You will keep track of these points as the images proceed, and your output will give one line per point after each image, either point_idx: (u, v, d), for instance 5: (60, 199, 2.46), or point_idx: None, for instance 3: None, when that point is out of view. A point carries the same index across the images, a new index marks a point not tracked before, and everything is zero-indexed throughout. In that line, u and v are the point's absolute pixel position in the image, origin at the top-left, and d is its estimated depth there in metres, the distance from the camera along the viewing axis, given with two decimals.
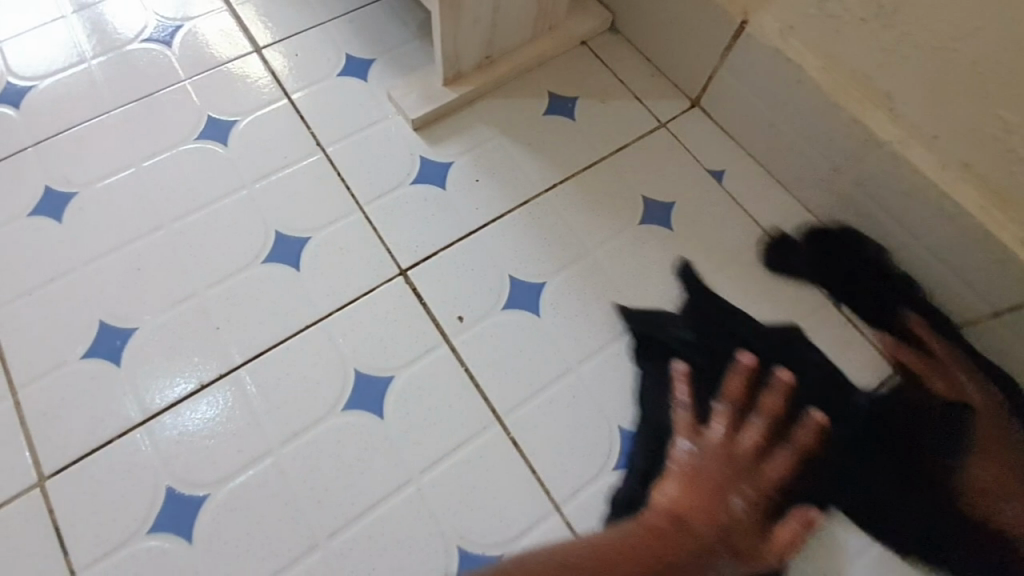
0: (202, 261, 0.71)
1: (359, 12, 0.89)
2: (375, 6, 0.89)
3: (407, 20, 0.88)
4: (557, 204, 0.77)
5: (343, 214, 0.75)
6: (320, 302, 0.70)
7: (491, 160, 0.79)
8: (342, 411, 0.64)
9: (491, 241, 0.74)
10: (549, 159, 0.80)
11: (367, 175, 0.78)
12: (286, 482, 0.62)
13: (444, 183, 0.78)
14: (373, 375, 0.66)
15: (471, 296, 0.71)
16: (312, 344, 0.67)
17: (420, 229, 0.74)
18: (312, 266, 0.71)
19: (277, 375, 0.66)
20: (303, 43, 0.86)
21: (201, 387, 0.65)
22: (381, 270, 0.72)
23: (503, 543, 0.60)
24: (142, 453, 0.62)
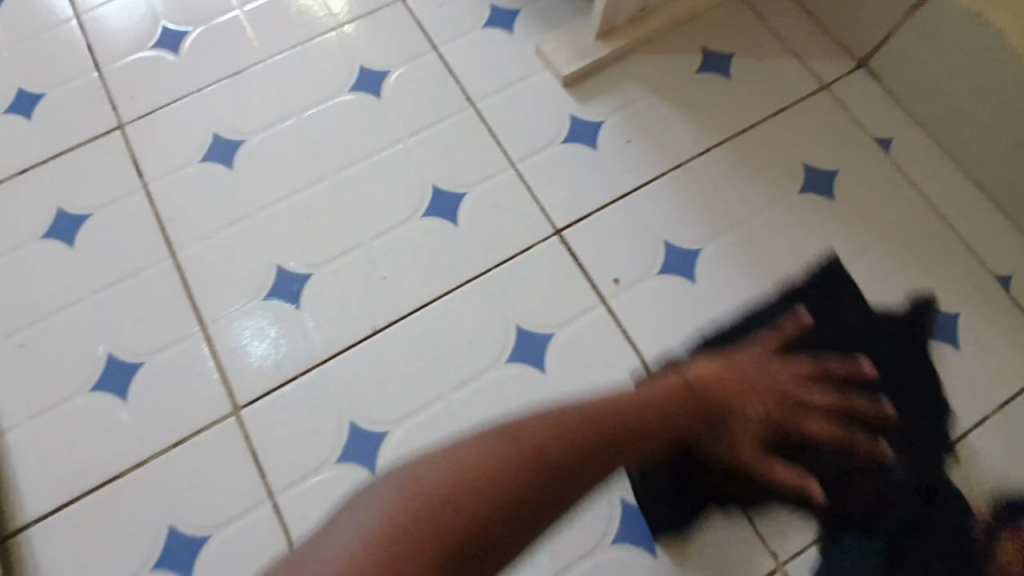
0: (364, 213, 0.74)
1: None
2: None
3: None
4: (712, 169, 0.75)
5: (497, 172, 0.75)
6: (478, 258, 0.71)
7: (643, 120, 0.77)
8: (506, 363, 0.67)
9: (646, 204, 0.74)
10: (703, 120, 0.77)
11: (518, 132, 0.77)
12: (457, 425, 0.66)
13: (595, 142, 0.77)
14: (534, 331, 0.69)
15: (627, 260, 0.71)
16: (475, 298, 0.70)
17: (573, 190, 0.74)
18: (470, 222, 0.73)
19: (443, 327, 0.69)
20: None
21: (373, 333, 0.69)
22: (536, 229, 0.73)
23: (663, 498, 0.64)
24: (325, 389, 0.67)
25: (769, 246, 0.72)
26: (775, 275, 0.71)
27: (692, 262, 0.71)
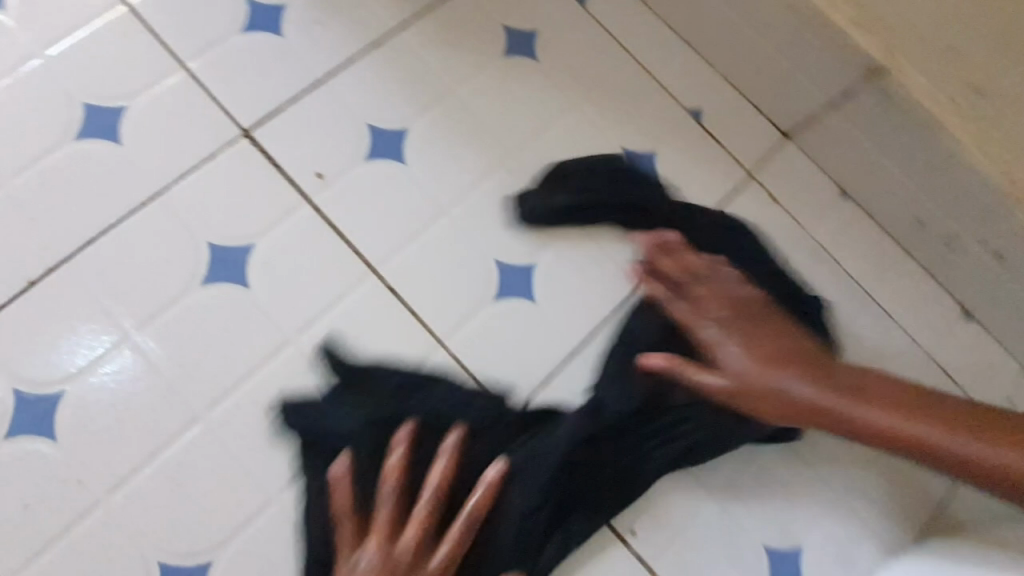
0: (298, 167, 0.65)
1: None
2: None
3: None
4: (652, 66, 0.75)
5: (437, 99, 0.69)
6: (441, 198, 0.67)
7: (577, 28, 0.74)
8: (494, 300, 0.65)
9: (596, 114, 0.73)
10: (635, 19, 0.75)
11: (451, 53, 0.71)
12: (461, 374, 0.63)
13: (533, 54, 0.73)
14: (513, 265, 0.66)
15: (590, 172, 0.70)
16: (445, 240, 0.66)
17: (522, 109, 0.71)
18: (421, 158, 0.67)
19: (418, 276, 0.64)
20: None
21: (346, 296, 0.62)
22: (493, 159, 0.69)
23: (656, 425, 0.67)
24: (307, 368, 0.60)
25: (713, 137, 0.75)
26: (726, 164, 0.74)
27: (650, 166, 0.72)
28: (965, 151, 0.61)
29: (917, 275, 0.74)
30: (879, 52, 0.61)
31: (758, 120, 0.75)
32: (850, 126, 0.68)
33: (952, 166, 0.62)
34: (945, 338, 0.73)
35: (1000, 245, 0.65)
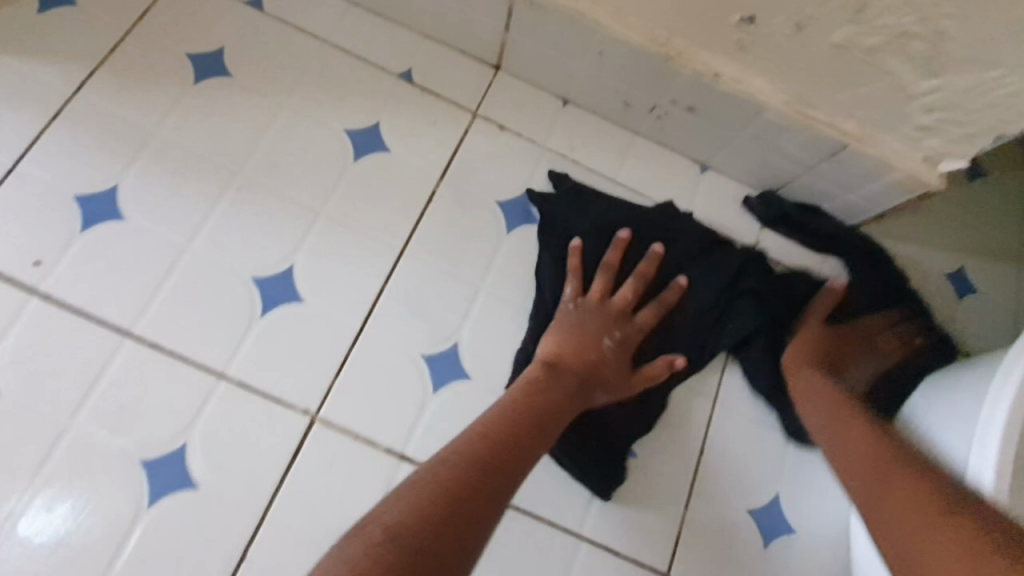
0: (12, 263, 0.63)
1: None
2: None
3: None
4: (346, 46, 0.77)
5: (141, 147, 0.69)
6: (175, 237, 0.66)
7: (263, 33, 0.76)
8: (261, 316, 0.65)
9: (308, 106, 0.74)
10: (317, 8, 0.78)
11: (141, 100, 0.71)
12: (252, 395, 0.63)
13: (226, 72, 0.73)
14: (270, 275, 0.67)
15: (319, 162, 0.72)
16: (192, 276, 0.66)
17: (231, 125, 0.72)
18: (143, 208, 0.67)
19: (177, 320, 0.64)
20: None
21: (107, 365, 0.62)
22: (218, 181, 0.69)
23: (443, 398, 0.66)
24: (90, 448, 0.60)
25: (428, 89, 0.78)
26: (448, 110, 0.77)
27: (375, 136, 0.75)
28: (607, 29, 0.67)
29: (648, 146, 0.80)
30: None
31: (464, 62, 0.79)
32: (528, 41, 0.73)
33: (610, 44, 0.68)
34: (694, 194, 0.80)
35: (682, 99, 0.72)
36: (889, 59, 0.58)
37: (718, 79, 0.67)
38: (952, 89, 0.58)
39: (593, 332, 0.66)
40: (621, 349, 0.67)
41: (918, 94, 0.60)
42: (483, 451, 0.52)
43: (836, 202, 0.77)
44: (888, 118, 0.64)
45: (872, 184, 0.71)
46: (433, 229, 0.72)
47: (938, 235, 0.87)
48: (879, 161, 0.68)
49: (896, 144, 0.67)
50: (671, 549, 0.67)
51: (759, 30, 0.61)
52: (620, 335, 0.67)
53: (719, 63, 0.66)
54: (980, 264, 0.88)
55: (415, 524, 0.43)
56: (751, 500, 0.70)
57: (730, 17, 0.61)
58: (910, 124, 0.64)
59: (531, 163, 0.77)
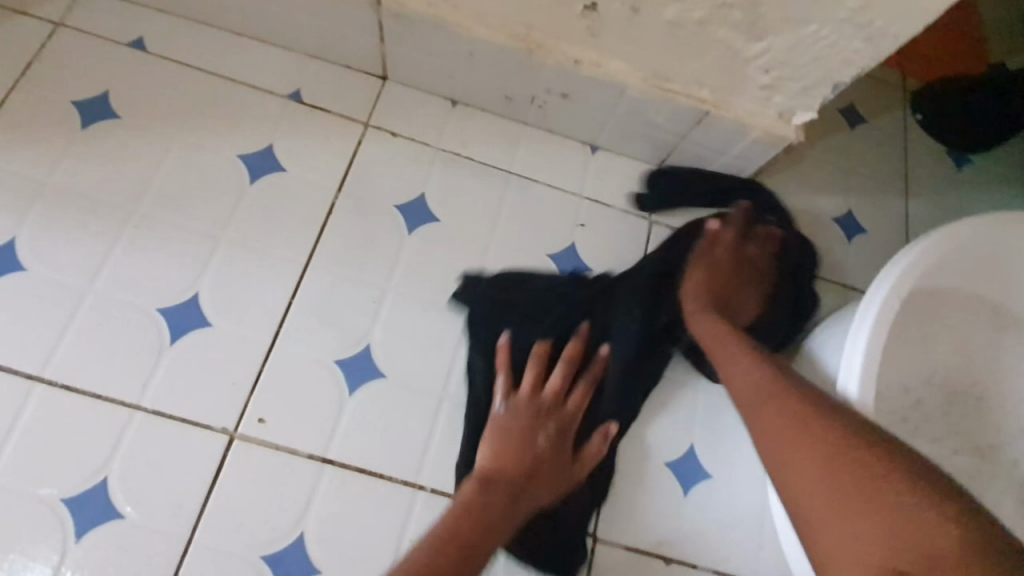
0: None
1: None
2: None
3: None
4: (232, 74, 0.80)
5: (32, 197, 0.70)
6: (77, 281, 0.68)
7: (148, 73, 0.78)
8: (172, 345, 0.67)
9: (199, 137, 0.76)
10: (198, 42, 0.80)
11: (30, 151, 0.72)
12: (169, 422, 0.65)
13: (113, 114, 0.75)
14: (177, 304, 0.69)
15: (216, 189, 0.75)
16: (97, 316, 0.67)
17: (123, 164, 0.73)
18: (40, 257, 0.68)
19: (87, 360, 0.65)
20: None
21: (20, 413, 0.63)
22: (116, 219, 0.71)
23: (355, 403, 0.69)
24: (11, 495, 0.61)
25: (317, 106, 0.81)
26: (340, 125, 0.80)
27: (270, 158, 0.77)
28: (472, 31, 0.71)
29: (538, 135, 0.84)
30: None
31: (350, 76, 0.82)
32: (405, 50, 0.77)
33: (477, 44, 0.72)
34: (585, 175, 0.84)
35: (556, 88, 0.76)
36: (718, 28, 0.63)
37: (579, 65, 0.72)
38: (778, 49, 0.64)
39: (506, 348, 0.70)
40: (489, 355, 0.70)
41: (751, 56, 0.65)
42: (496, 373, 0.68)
43: (714, 166, 0.83)
44: (734, 81, 0.70)
45: (737, 144, 0.77)
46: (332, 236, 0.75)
47: (817, 185, 0.94)
48: (737, 121, 0.74)
49: (748, 104, 0.72)
50: (596, 509, 0.71)
51: (601, 16, 0.65)
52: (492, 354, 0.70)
53: (578, 51, 0.71)
54: (861, 206, 0.95)
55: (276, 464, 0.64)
56: (667, 453, 0.75)
57: (575, 6, 0.65)
58: (754, 85, 0.69)
59: (426, 165, 0.81)
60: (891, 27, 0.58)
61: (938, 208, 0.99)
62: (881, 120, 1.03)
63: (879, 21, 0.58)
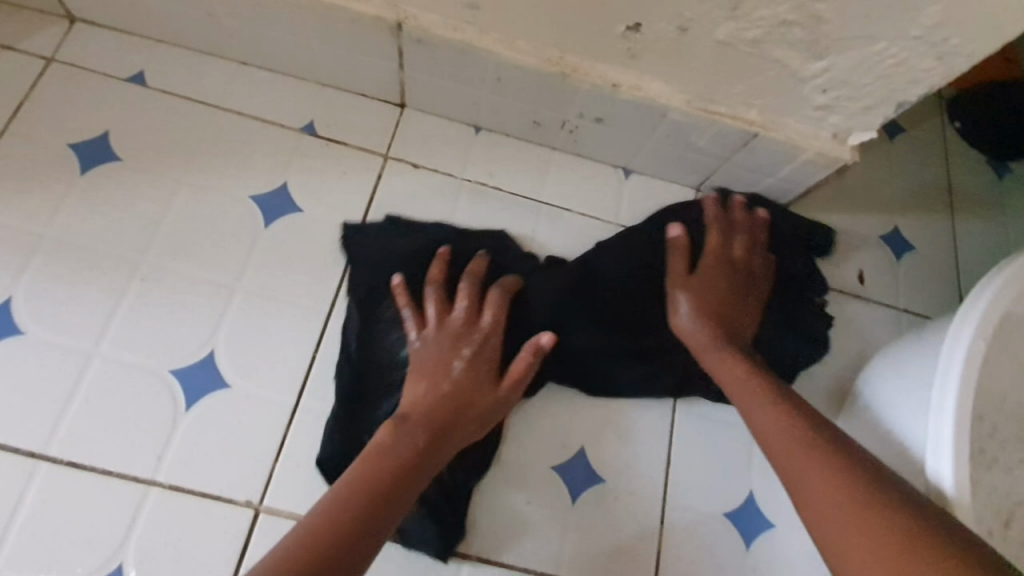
0: None
1: None
2: None
3: None
4: (240, 107, 0.74)
5: (28, 251, 0.65)
6: (81, 343, 0.62)
7: (149, 109, 0.72)
8: (187, 411, 0.62)
9: (208, 178, 0.71)
10: (202, 75, 0.75)
11: (23, 200, 0.67)
12: (188, 498, 0.59)
13: (113, 156, 0.70)
14: (191, 365, 0.63)
15: (229, 234, 0.69)
16: (105, 381, 0.61)
17: (126, 211, 0.68)
18: (38, 319, 0.62)
19: (94, 432, 0.60)
20: None
21: (21, 495, 0.57)
22: (121, 272, 0.65)
23: None
24: None
25: (333, 139, 0.75)
26: (358, 158, 0.75)
27: (284, 197, 0.72)
28: (499, 56, 0.66)
29: (568, 161, 0.79)
30: (382, 12, 0.64)
31: (366, 106, 0.77)
32: (425, 76, 0.71)
33: (505, 70, 0.67)
34: (621, 202, 0.79)
35: (590, 113, 0.71)
36: (774, 48, 0.57)
37: (618, 89, 0.66)
38: (839, 69, 0.58)
39: (440, 360, 0.62)
40: (472, 366, 0.62)
41: (809, 76, 0.60)
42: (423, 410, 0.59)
43: (760, 189, 0.77)
44: (786, 102, 0.64)
45: (786, 166, 0.71)
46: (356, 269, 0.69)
47: (861, 201, 0.88)
48: (788, 143, 0.68)
49: (799, 125, 0.67)
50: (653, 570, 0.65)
51: (644, 37, 0.60)
52: (469, 353, 0.63)
53: (615, 74, 0.65)
54: (908, 223, 0.90)
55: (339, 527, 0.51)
56: (725, 504, 0.69)
57: (615, 28, 0.60)
58: (809, 105, 0.64)
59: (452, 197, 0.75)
60: (970, 43, 0.53)
61: (986, 221, 0.94)
62: (921, 128, 0.98)
63: (955, 39, 0.53)
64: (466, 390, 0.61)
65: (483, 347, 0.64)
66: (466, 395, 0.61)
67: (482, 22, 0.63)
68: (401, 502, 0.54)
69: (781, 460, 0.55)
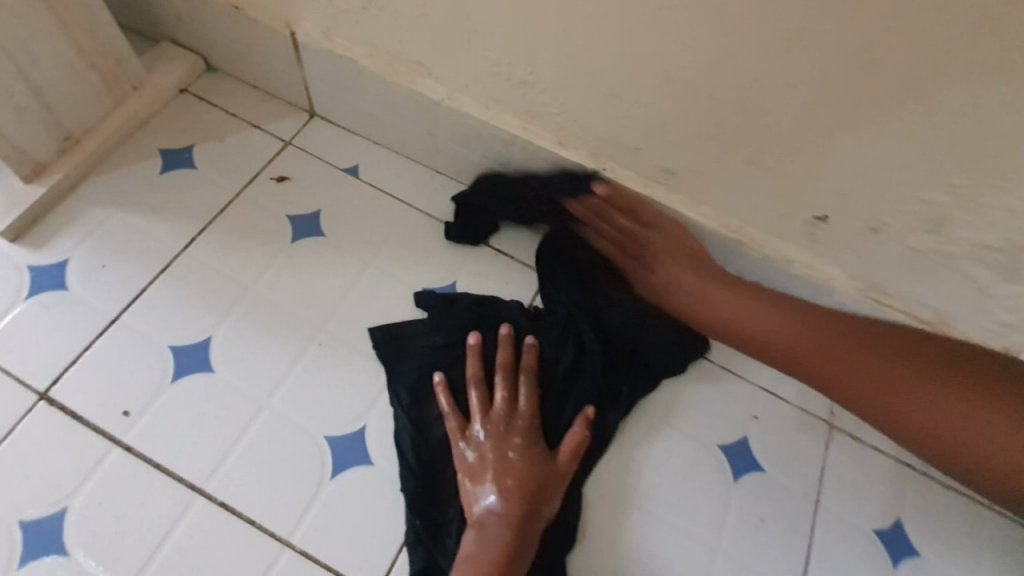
0: (108, 410, 0.66)
1: (165, 109, 0.87)
2: (177, 98, 0.88)
3: (216, 100, 0.88)
4: (429, 208, 0.84)
5: (233, 298, 0.74)
6: (256, 393, 0.68)
7: (356, 198, 0.83)
8: (331, 480, 0.65)
9: (391, 264, 0.79)
10: (404, 176, 0.86)
11: (239, 254, 0.77)
12: (314, 567, 0.62)
13: (318, 231, 0.80)
14: (345, 436, 0.68)
15: (398, 319, 0.75)
16: (267, 434, 0.67)
17: (319, 280, 0.76)
18: (225, 361, 0.70)
19: (249, 480, 0.64)
20: (118, 158, 0.82)
21: (176, 524, 0.62)
22: (302, 334, 0.73)
23: None
24: None
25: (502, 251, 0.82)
26: (520, 272, 0.81)
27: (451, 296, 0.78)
28: (681, 214, 0.72)
29: None
30: (584, 160, 0.72)
31: None
32: None
33: (682, 226, 0.72)
34: None
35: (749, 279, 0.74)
36: (966, 264, 0.59)
37: (789, 264, 0.69)
38: None
39: (779, 345, 0.69)
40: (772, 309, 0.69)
41: (998, 295, 0.61)
42: (533, 467, 0.64)
43: None
44: (967, 311, 0.64)
45: None
46: (489, 343, 0.72)
47: None
48: None
49: (975, 334, 0.66)
50: None
51: (830, 228, 0.64)
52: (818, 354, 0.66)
53: (789, 250, 0.69)
54: None
55: (510, 545, 0.60)
56: None
57: (803, 214, 0.64)
58: (991, 320, 0.64)
59: None
60: None
61: None
62: None
63: None
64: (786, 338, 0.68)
65: (790, 346, 0.68)
66: (776, 342, 0.69)
67: (674, 184, 0.70)
68: (534, 538, 0.62)
69: (862, 376, 0.64)
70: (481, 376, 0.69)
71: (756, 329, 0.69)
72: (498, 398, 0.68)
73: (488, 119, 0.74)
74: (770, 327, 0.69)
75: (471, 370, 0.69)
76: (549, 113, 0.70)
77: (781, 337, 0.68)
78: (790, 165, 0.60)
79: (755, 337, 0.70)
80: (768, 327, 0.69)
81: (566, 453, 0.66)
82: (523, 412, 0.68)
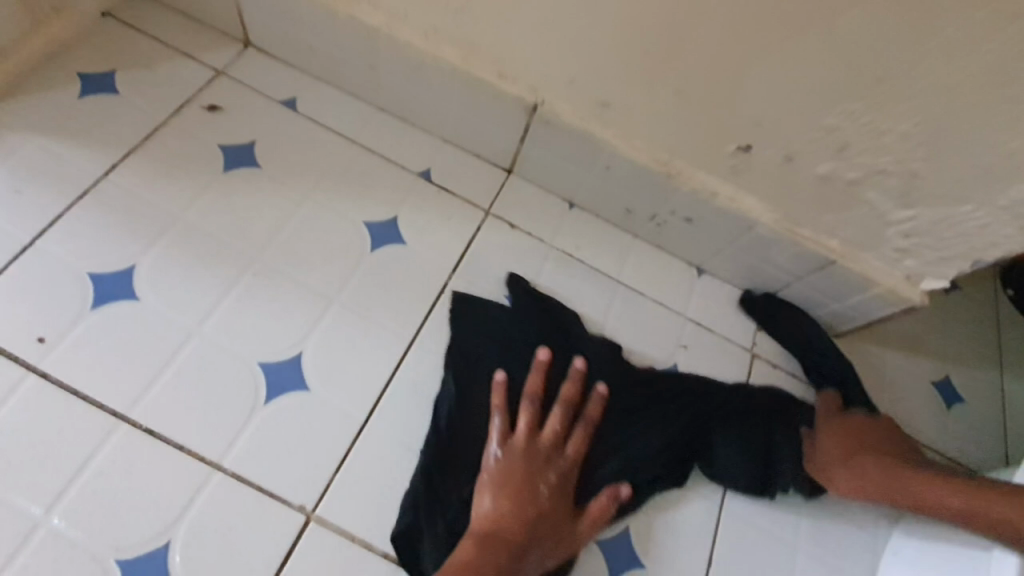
0: (19, 337, 0.63)
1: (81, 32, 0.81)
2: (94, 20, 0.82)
3: (140, 26, 0.83)
4: (371, 145, 0.83)
5: (160, 227, 0.71)
6: (186, 320, 0.66)
7: (294, 132, 0.81)
8: (265, 405, 0.65)
9: (330, 197, 0.78)
10: (344, 111, 0.84)
11: (167, 182, 0.74)
12: (247, 488, 0.61)
13: (253, 161, 0.78)
14: (281, 363, 0.67)
15: (335, 251, 0.75)
16: (197, 360, 0.65)
17: (253, 211, 0.74)
18: (152, 289, 0.67)
19: (178, 405, 0.63)
20: (28, 81, 0.76)
21: (98, 449, 0.60)
22: (235, 263, 0.71)
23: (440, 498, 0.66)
24: (65, 540, 0.56)
25: (444, 188, 0.83)
26: (462, 208, 0.82)
27: (392, 229, 0.78)
28: (618, 149, 0.74)
29: (651, 252, 0.85)
30: (524, 93, 0.73)
31: (478, 164, 0.85)
32: (542, 153, 0.80)
33: (618, 161, 0.75)
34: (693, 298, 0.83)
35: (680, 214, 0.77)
36: (868, 190, 0.65)
37: (715, 197, 0.73)
38: (922, 220, 0.65)
39: (842, 454, 0.70)
40: (835, 436, 0.72)
41: (894, 221, 0.67)
42: (545, 502, 0.64)
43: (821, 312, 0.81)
44: (868, 238, 0.71)
45: (855, 296, 0.77)
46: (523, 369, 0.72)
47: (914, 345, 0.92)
48: (861, 275, 0.74)
49: (877, 263, 0.73)
50: None
51: (751, 159, 0.68)
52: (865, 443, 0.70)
53: (715, 183, 0.73)
54: (958, 374, 0.92)
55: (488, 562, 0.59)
56: None
57: (727, 146, 0.68)
58: (888, 246, 0.70)
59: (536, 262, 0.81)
60: None
61: None
62: (976, 285, 1.03)
63: None
64: (870, 480, 0.67)
65: (852, 440, 0.71)
66: (848, 447, 0.70)
67: (609, 118, 0.72)
68: None
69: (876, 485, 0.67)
70: (535, 391, 0.70)
71: (827, 438, 0.72)
72: (550, 425, 0.69)
73: (429, 50, 0.74)
74: (854, 434, 0.72)
75: (530, 387, 0.70)
76: (488, 43, 0.70)
77: (836, 438, 0.72)
78: (714, 94, 0.63)
79: (822, 455, 0.72)
80: (837, 432, 0.72)
81: (590, 521, 0.66)
82: (569, 462, 0.67)
